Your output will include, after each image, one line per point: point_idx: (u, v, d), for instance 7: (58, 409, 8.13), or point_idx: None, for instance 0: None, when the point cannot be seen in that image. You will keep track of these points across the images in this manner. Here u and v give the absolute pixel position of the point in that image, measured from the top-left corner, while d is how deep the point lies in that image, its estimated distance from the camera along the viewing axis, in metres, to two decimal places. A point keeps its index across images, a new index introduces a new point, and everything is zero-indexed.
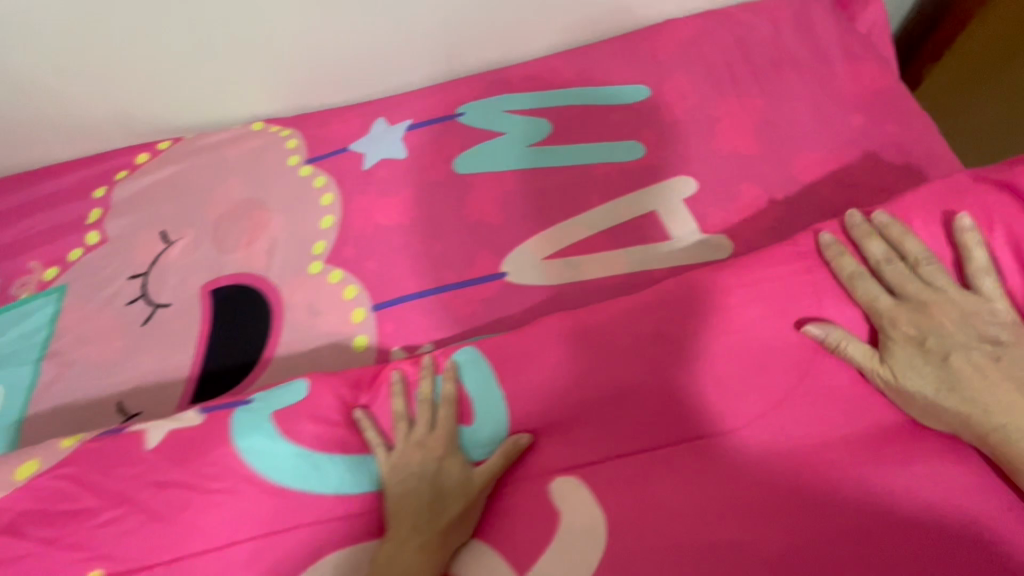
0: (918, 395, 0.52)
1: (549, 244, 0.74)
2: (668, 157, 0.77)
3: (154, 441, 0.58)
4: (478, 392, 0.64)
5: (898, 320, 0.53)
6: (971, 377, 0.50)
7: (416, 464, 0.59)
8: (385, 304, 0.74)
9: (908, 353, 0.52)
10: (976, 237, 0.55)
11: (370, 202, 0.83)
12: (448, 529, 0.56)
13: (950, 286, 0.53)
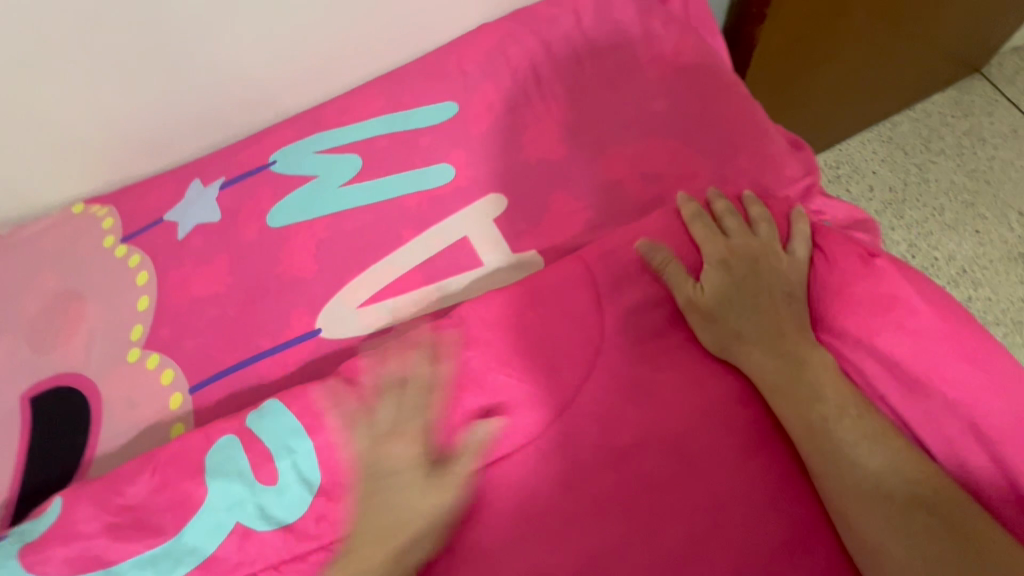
0: (717, 319, 0.57)
1: (363, 289, 0.70)
2: (476, 176, 0.73)
3: None
4: (282, 453, 0.54)
5: (727, 260, 0.59)
6: (775, 314, 0.56)
7: (387, 458, 0.54)
8: (203, 384, 0.70)
9: (720, 283, 0.58)
10: (804, 218, 0.63)
11: (185, 275, 0.78)
12: (399, 552, 0.51)
13: (772, 243, 0.60)
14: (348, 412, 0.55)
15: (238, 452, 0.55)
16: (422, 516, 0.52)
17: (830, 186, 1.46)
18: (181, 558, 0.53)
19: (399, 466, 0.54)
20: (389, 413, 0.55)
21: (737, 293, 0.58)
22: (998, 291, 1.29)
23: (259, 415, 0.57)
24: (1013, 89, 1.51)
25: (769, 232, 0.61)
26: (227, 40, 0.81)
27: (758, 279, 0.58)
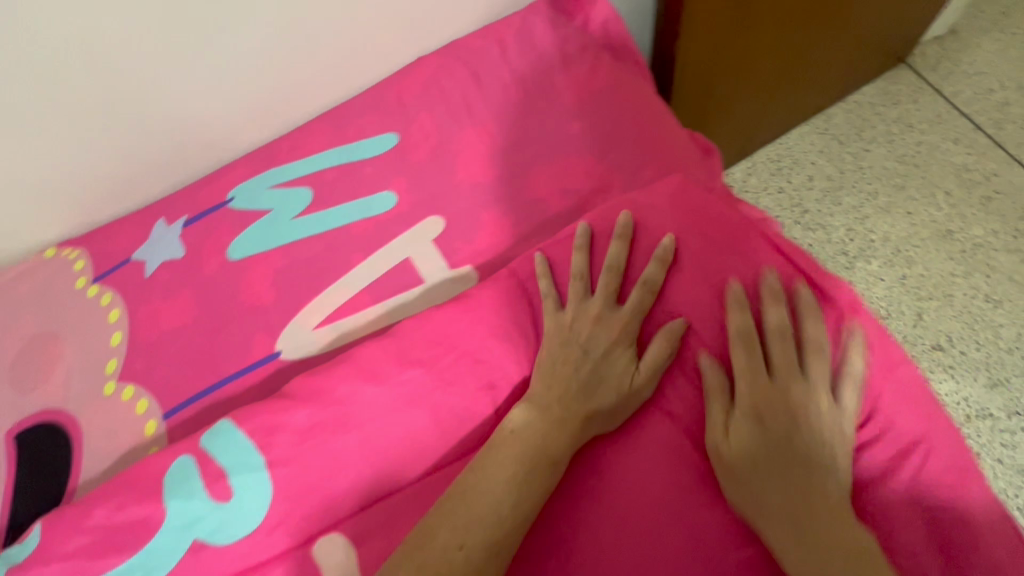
0: (743, 471, 0.53)
1: (317, 312, 0.77)
2: (416, 201, 0.80)
3: None
4: (235, 468, 0.61)
5: (763, 410, 0.55)
6: (809, 484, 0.51)
7: (566, 344, 0.62)
8: (175, 410, 0.76)
9: (751, 428, 0.54)
10: (859, 349, 0.57)
11: (154, 309, 0.84)
12: (591, 416, 0.58)
13: (823, 393, 0.55)
14: (550, 307, 0.65)
15: (192, 470, 0.62)
16: (605, 392, 0.59)
17: (772, 178, 1.55)
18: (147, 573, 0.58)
19: (553, 355, 0.62)
20: (575, 305, 0.64)
21: (771, 441, 0.54)
22: (929, 267, 1.38)
23: (211, 435, 0.64)
24: (937, 76, 1.60)
25: (822, 376, 0.56)
26: (179, 86, 0.87)
27: (794, 436, 0.54)
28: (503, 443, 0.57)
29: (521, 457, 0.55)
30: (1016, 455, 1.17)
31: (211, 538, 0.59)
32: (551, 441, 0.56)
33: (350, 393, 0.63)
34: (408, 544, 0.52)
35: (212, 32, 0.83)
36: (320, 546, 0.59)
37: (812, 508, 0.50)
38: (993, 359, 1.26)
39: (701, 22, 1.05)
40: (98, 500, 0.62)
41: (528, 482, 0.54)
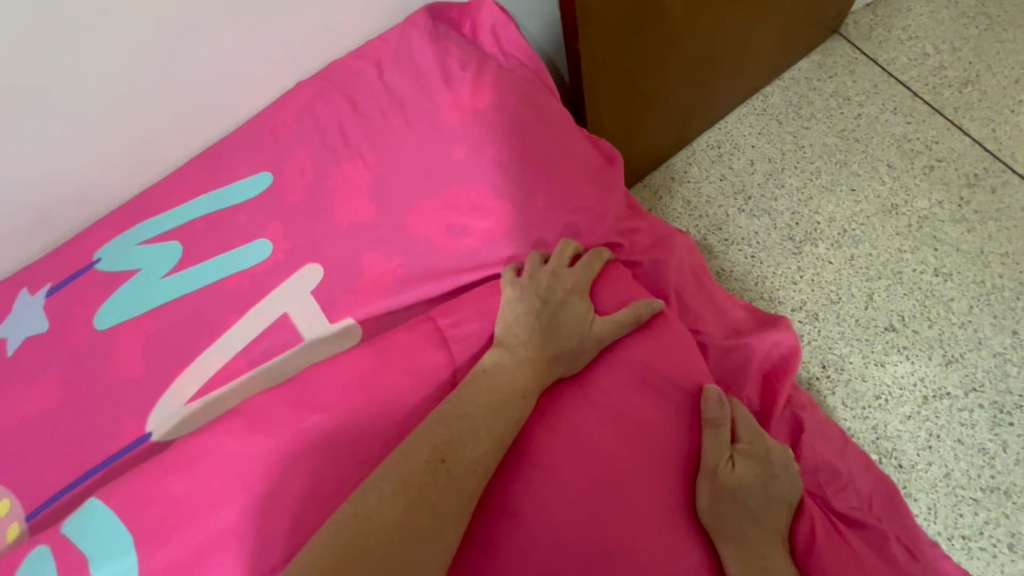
0: (734, 492, 0.56)
1: (190, 384, 0.69)
2: (294, 248, 0.72)
3: None
4: (98, 563, 0.56)
5: (765, 450, 0.60)
6: (771, 514, 0.57)
7: (526, 299, 0.63)
8: (38, 509, 0.67)
9: (751, 460, 0.59)
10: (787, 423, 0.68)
11: (15, 392, 0.75)
12: (552, 361, 0.61)
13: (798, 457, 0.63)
14: (507, 272, 0.66)
15: (50, 562, 0.57)
16: (569, 341, 0.62)
17: (713, 166, 1.49)
18: None
19: (515, 308, 0.63)
20: (533, 265, 0.66)
21: (766, 478, 0.58)
22: (877, 245, 1.34)
23: (76, 519, 0.59)
24: (871, 45, 1.56)
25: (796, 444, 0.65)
26: (17, 140, 0.76)
27: (780, 481, 0.59)
28: (472, 383, 0.57)
29: (497, 402, 0.56)
30: (975, 433, 1.14)
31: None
32: (522, 387, 0.58)
33: (216, 477, 0.57)
34: (395, 455, 0.51)
35: (42, 77, 0.72)
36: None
37: (759, 519, 0.56)
38: (946, 336, 1.22)
39: (600, 18, 1.00)
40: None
41: (504, 425, 0.56)
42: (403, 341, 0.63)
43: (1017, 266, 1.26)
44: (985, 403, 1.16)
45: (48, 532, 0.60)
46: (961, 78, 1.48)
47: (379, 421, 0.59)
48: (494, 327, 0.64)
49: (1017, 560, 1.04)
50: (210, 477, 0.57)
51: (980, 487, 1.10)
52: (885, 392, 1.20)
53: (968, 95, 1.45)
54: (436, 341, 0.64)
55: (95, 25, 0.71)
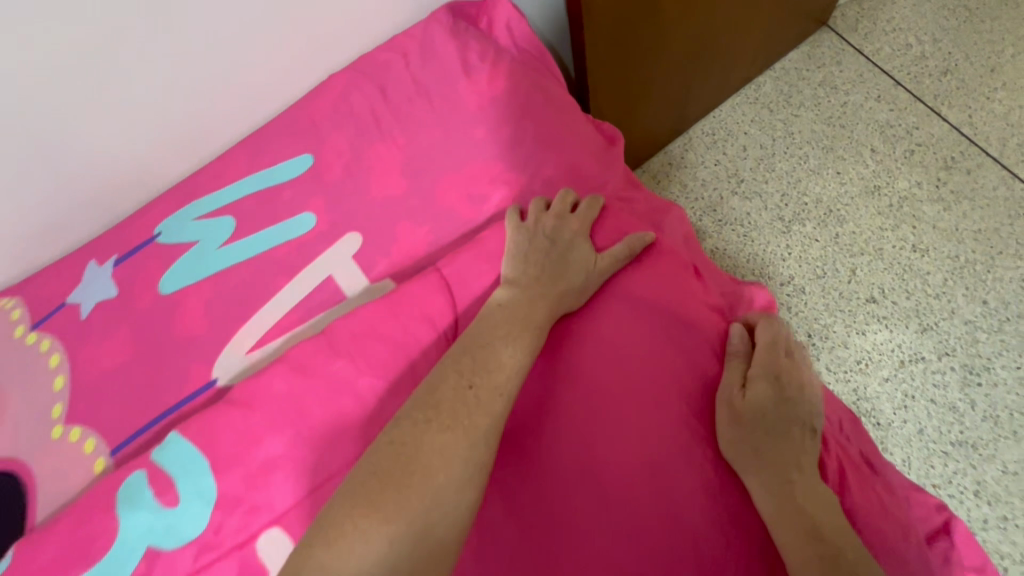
0: (755, 413, 0.64)
1: (248, 337, 0.79)
2: (335, 219, 0.82)
3: None
4: (181, 478, 0.63)
5: (780, 376, 0.67)
6: (790, 433, 0.63)
7: (535, 238, 0.74)
8: (120, 445, 0.78)
9: (768, 384, 0.66)
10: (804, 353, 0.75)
11: (93, 348, 0.86)
12: (563, 294, 0.71)
13: (812, 379, 0.69)
14: (515, 220, 0.75)
15: (141, 485, 0.63)
16: (574, 270, 0.72)
17: (707, 152, 1.58)
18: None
19: (525, 247, 0.73)
20: (539, 211, 0.76)
21: (784, 406, 0.65)
22: (860, 224, 1.44)
23: (160, 447, 0.65)
24: (857, 36, 1.65)
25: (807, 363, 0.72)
26: (90, 124, 0.87)
27: (795, 404, 0.66)
28: (491, 312, 0.67)
29: (513, 324, 0.66)
30: (947, 394, 1.24)
31: (167, 540, 0.61)
32: (534, 308, 0.68)
33: (281, 401, 0.66)
34: (423, 390, 0.60)
35: (113, 68, 0.83)
36: (263, 541, 0.62)
37: (780, 438, 0.63)
38: (923, 306, 1.32)
39: (601, 14, 1.10)
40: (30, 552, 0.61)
41: (520, 340, 0.65)
42: (435, 292, 0.72)
43: (988, 242, 1.36)
44: (956, 366, 1.26)
45: (133, 461, 0.66)
46: (941, 67, 1.57)
47: (417, 360, 0.69)
48: (503, 265, 0.73)
49: (981, 505, 1.15)
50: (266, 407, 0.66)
51: (950, 442, 1.21)
52: (865, 357, 1.30)
53: (947, 84, 1.55)
54: (441, 286, 0.73)
55: (161, 25, 0.82)
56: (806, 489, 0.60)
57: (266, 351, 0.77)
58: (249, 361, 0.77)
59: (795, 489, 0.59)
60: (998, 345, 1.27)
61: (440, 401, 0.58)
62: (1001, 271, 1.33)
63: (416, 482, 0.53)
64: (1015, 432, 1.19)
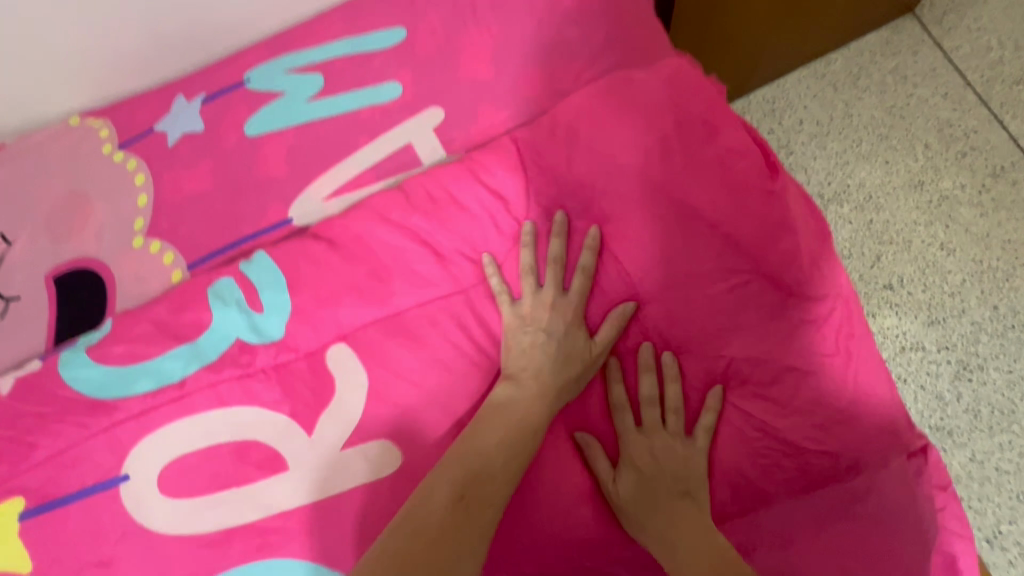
0: (625, 504, 0.62)
1: (327, 186, 0.85)
2: (420, 93, 0.87)
3: (5, 387, 0.66)
4: (264, 289, 0.68)
5: (638, 464, 0.63)
6: (668, 513, 0.60)
7: (532, 331, 0.65)
8: (196, 262, 0.86)
9: (629, 477, 0.63)
10: (715, 404, 0.65)
11: (177, 174, 0.92)
12: (566, 389, 0.64)
13: (676, 443, 0.64)
14: (506, 304, 0.66)
15: (230, 290, 0.68)
16: (576, 367, 0.65)
17: (764, 120, 1.60)
18: (193, 358, 0.65)
19: (524, 340, 0.65)
20: (530, 295, 0.66)
21: (650, 486, 0.62)
22: (895, 215, 1.47)
23: (249, 262, 0.70)
24: (940, 29, 1.62)
25: (678, 423, 0.65)
26: None
27: (659, 479, 0.62)
28: (485, 425, 0.60)
29: (512, 428, 0.60)
30: (937, 382, 1.32)
31: (250, 338, 0.66)
32: (533, 414, 0.62)
33: (363, 231, 0.70)
34: (415, 500, 0.54)
35: None
36: (333, 352, 0.65)
37: (658, 518, 0.60)
38: (936, 301, 1.38)
39: None
40: (128, 323, 0.68)
41: (508, 457, 0.59)
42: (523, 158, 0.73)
43: (1015, 254, 1.40)
44: (952, 360, 1.34)
45: (220, 270, 0.71)
46: (1015, 76, 1.56)
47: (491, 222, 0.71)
48: (501, 358, 0.66)
49: None
50: (344, 239, 0.70)
51: (928, 425, 1.30)
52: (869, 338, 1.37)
53: (1017, 93, 1.54)
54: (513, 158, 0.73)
55: None
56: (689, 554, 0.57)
57: (342, 199, 0.84)
58: (323, 208, 0.84)
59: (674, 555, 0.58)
60: (996, 348, 1.34)
61: (473, 430, 0.60)
62: (1019, 282, 1.38)
63: (441, 494, 0.55)
64: (990, 427, 1.28)
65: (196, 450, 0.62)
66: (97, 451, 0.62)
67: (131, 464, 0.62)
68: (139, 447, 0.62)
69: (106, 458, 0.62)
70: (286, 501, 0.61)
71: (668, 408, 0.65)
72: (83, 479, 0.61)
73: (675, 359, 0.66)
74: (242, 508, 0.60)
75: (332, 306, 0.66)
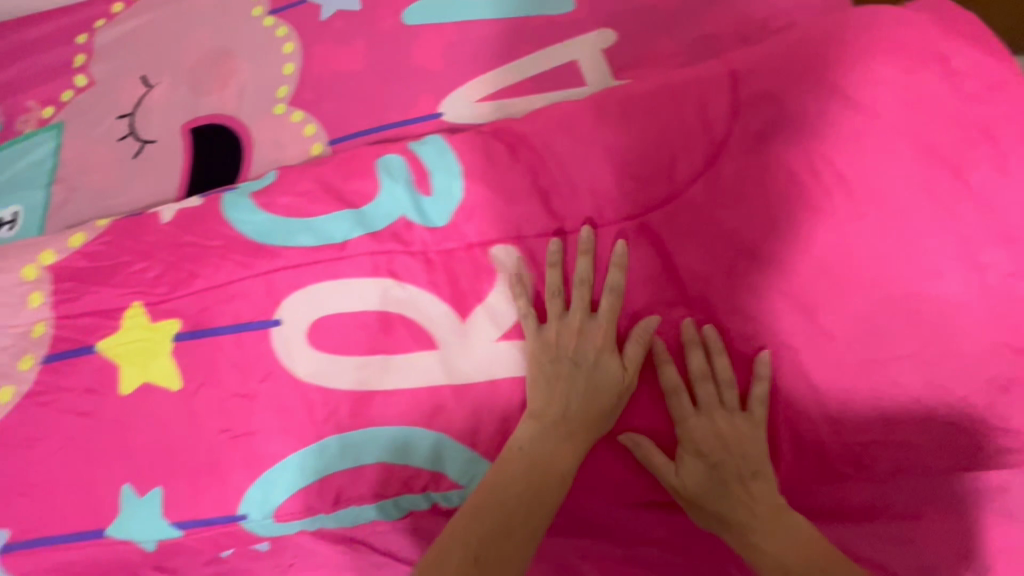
0: (701, 501, 0.56)
1: (481, 89, 0.84)
2: (592, 13, 0.85)
3: (168, 216, 0.68)
4: (436, 171, 0.64)
5: (702, 452, 0.55)
6: (744, 505, 0.54)
7: (559, 359, 0.57)
8: (338, 139, 0.86)
9: (694, 465, 0.56)
10: (764, 370, 0.55)
11: (328, 49, 0.91)
12: (600, 419, 0.57)
13: (735, 419, 0.55)
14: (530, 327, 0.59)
15: (400, 167, 0.66)
16: (605, 396, 0.56)
17: None
18: (358, 224, 0.64)
19: (548, 367, 0.57)
20: (556, 319, 0.58)
21: (717, 472, 0.55)
22: None
23: (420, 143, 0.68)
24: None
25: (731, 396, 0.56)
26: None
27: (727, 464, 0.55)
28: (513, 452, 0.54)
29: (540, 463, 0.54)
30: None
31: (414, 218, 0.63)
32: (557, 457, 0.54)
33: (538, 127, 0.64)
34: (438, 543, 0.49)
35: None
36: (495, 252, 0.61)
37: (735, 514, 0.54)
38: None
39: None
40: (292, 178, 0.67)
41: (538, 490, 0.53)
42: None
43: None
44: None
45: (385, 145, 0.69)
46: None
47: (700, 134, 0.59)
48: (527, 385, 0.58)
49: None
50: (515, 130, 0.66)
51: None
52: None
53: None
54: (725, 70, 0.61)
55: None
56: (769, 540, 0.52)
57: (497, 103, 0.83)
58: (475, 111, 0.83)
59: (751, 542, 0.53)
60: None
61: (495, 475, 0.53)
62: None
63: (462, 539, 0.49)
64: None
65: (346, 313, 0.62)
66: (254, 292, 0.62)
67: (285, 311, 0.62)
68: (294, 299, 0.62)
69: (262, 301, 0.62)
70: (429, 378, 0.60)
71: (718, 382, 0.56)
72: (237, 316, 0.62)
73: (716, 329, 0.57)
74: (384, 375, 0.60)
75: (496, 196, 0.61)
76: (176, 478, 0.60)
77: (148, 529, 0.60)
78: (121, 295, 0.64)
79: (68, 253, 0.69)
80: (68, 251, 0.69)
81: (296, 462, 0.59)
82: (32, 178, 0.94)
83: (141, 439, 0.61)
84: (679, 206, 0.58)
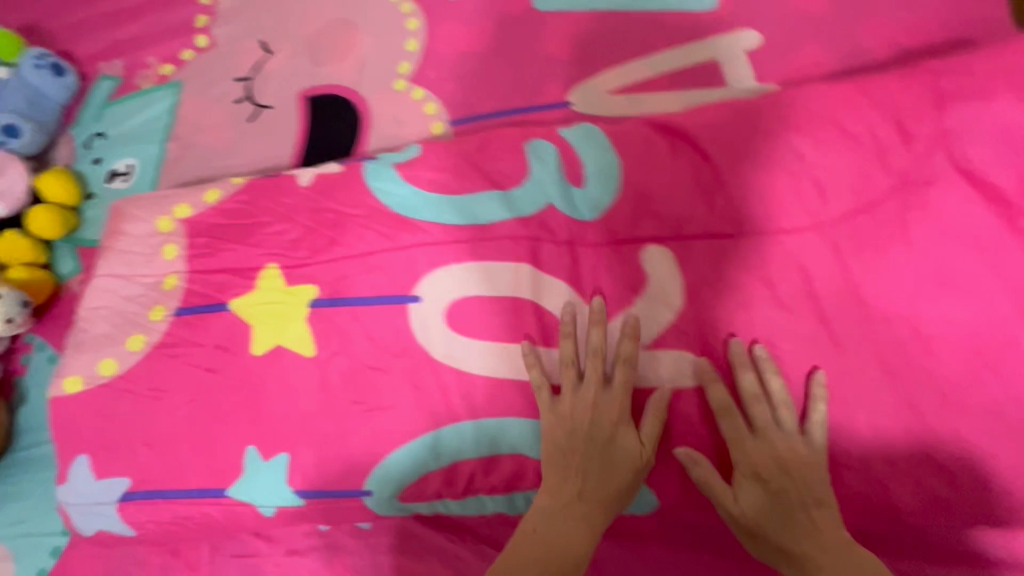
0: (768, 533, 0.51)
1: (613, 81, 0.82)
2: (737, 11, 0.81)
3: (306, 180, 0.67)
4: (589, 163, 0.63)
5: (761, 475, 0.52)
6: (814, 535, 0.50)
7: (572, 436, 0.54)
8: (461, 120, 0.85)
9: (752, 489, 0.52)
10: (824, 393, 0.52)
11: (454, 29, 0.90)
12: (613, 501, 0.53)
13: (794, 443, 0.52)
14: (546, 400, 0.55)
15: (551, 154, 0.64)
16: (621, 476, 0.53)
17: None
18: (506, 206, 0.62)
19: (563, 444, 0.54)
20: (571, 391, 0.55)
21: (777, 498, 0.51)
22: None
23: (570, 130, 0.66)
24: None
25: (789, 417, 0.53)
26: None
27: (788, 490, 0.51)
28: (524, 534, 0.51)
29: (553, 550, 0.49)
30: None
31: (565, 208, 0.61)
32: (571, 540, 0.50)
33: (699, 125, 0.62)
34: None
35: None
36: (649, 251, 0.58)
37: (804, 547, 0.50)
38: None
39: None
40: (436, 154, 0.66)
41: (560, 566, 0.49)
42: None
43: None
44: None
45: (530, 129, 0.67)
46: None
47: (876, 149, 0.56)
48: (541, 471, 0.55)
49: None
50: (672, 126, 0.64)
51: None
52: None
53: None
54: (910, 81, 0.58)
55: None
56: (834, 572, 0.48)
57: (629, 97, 0.80)
58: (605, 102, 0.80)
59: None
60: None
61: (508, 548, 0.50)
62: None
63: None
64: None
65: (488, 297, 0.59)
66: (394, 266, 0.61)
67: (426, 288, 0.60)
68: (437, 277, 0.60)
69: (402, 276, 0.61)
70: None
71: (773, 403, 0.53)
72: (376, 288, 0.61)
73: (767, 349, 0.55)
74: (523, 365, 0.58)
75: (654, 191, 0.59)
76: (304, 446, 0.59)
77: (271, 493, 0.59)
78: (259, 255, 0.64)
79: (202, 209, 0.68)
80: (202, 206, 0.68)
81: (428, 445, 0.58)
82: (148, 132, 0.95)
83: (270, 403, 0.60)
84: (861, 220, 0.55)
